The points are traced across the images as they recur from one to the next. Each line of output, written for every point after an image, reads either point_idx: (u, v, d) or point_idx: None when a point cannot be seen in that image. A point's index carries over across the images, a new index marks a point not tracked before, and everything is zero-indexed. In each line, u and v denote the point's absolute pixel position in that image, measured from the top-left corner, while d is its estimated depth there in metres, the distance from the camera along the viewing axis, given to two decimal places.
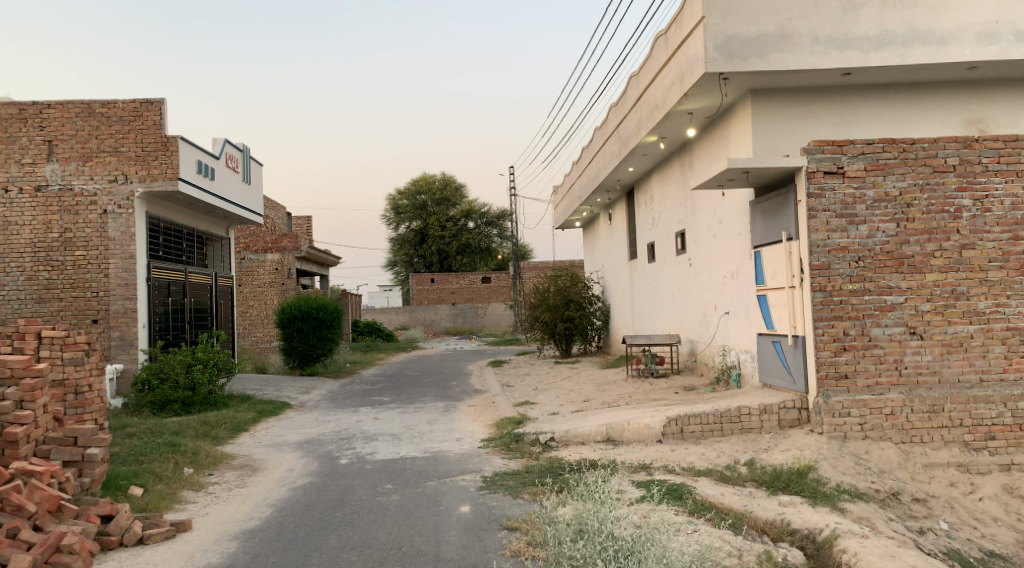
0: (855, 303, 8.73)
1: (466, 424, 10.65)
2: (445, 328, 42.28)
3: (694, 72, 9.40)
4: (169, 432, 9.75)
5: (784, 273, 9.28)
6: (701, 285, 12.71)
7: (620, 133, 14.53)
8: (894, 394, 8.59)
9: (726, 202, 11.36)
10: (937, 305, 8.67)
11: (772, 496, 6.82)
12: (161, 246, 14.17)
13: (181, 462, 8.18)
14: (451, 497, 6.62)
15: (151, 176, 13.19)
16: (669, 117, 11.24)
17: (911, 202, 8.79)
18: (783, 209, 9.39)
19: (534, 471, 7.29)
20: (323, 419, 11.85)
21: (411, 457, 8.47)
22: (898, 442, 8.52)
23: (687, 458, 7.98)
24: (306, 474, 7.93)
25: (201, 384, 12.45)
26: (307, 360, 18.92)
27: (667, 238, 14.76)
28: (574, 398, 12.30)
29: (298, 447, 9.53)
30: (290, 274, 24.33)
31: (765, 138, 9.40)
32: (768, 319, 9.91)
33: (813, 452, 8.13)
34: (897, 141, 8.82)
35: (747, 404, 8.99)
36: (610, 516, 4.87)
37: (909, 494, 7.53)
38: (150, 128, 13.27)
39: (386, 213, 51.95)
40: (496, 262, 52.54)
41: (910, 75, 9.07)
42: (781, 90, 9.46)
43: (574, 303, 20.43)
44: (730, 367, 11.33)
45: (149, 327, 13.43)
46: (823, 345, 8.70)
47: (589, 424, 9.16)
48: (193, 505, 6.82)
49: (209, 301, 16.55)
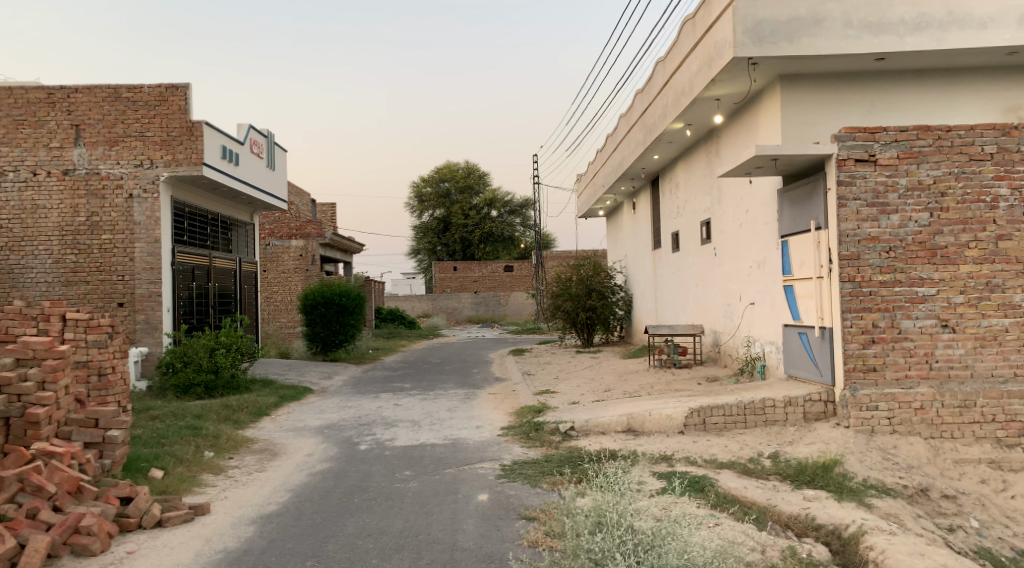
0: (886, 295, 8.51)
1: (486, 412, 10.60)
2: (467, 316, 42.28)
3: (722, 56, 9.19)
4: (192, 415, 9.83)
5: (812, 263, 9.08)
6: (727, 275, 12.50)
7: (645, 120, 14.34)
8: (924, 388, 8.37)
9: (753, 191, 11.13)
10: (970, 297, 8.43)
11: (797, 490, 6.68)
12: (186, 231, 14.29)
13: (202, 446, 8.23)
14: (469, 485, 6.57)
15: (176, 161, 13.27)
16: (696, 103, 11.02)
17: (946, 191, 8.53)
18: (812, 197, 9.17)
19: (554, 460, 7.21)
20: (343, 405, 11.87)
21: (430, 444, 8.44)
22: (927, 437, 8.31)
23: (709, 450, 7.85)
24: (326, 459, 7.94)
25: (224, 367, 12.53)
26: (329, 346, 19.04)
27: (692, 227, 14.55)
28: (595, 387, 12.20)
29: (318, 432, 9.55)
30: (313, 260, 24.45)
31: (794, 125, 9.17)
32: (795, 310, 9.71)
33: (839, 446, 7.96)
34: (931, 128, 8.61)
35: (771, 396, 8.83)
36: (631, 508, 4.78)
37: (938, 490, 7.34)
38: (175, 113, 13.33)
39: (410, 200, 52.08)
40: (519, 251, 52.44)
41: (946, 61, 8.77)
42: (812, 75, 9.21)
43: (596, 293, 20.30)
44: (754, 358, 11.15)
45: (173, 310, 13.55)
46: (851, 337, 8.50)
47: (610, 413, 9.05)
48: (212, 488, 6.86)
49: (233, 286, 16.67)
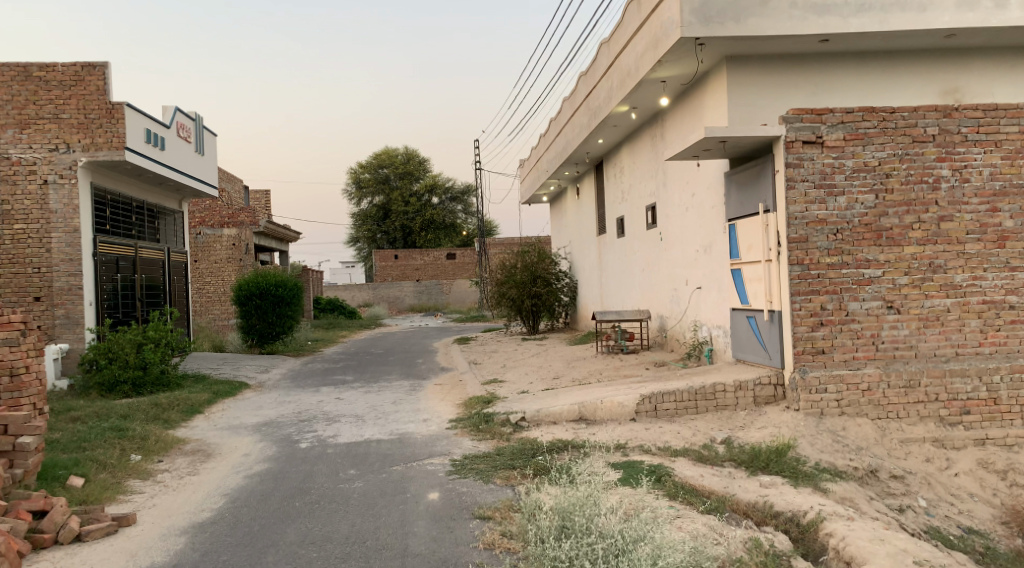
0: (833, 277, 8.53)
1: (434, 404, 10.27)
2: (409, 305, 41.67)
3: (669, 37, 9.01)
4: (117, 416, 9.17)
5: (760, 246, 9.04)
6: (673, 260, 12.44)
7: (589, 103, 14.14)
8: (871, 369, 8.43)
9: (700, 173, 11.05)
10: (914, 278, 8.52)
11: (753, 477, 6.60)
12: (109, 219, 13.42)
13: (128, 449, 7.64)
14: (418, 483, 6.24)
15: (95, 145, 12.38)
16: (642, 85, 10.85)
17: (890, 172, 8.58)
18: (759, 180, 9.13)
19: (507, 453, 6.95)
20: (282, 400, 11.35)
21: (375, 440, 8.07)
22: (874, 418, 8.38)
23: (663, 438, 7.72)
24: (264, 460, 7.46)
25: (153, 363, 11.80)
26: (266, 338, 18.29)
27: (637, 211, 14.47)
28: (543, 375, 12.00)
29: (256, 430, 9.05)
30: (248, 250, 23.52)
31: (741, 107, 9.08)
32: (743, 294, 9.68)
33: (790, 430, 7.96)
34: (876, 110, 8.64)
35: (722, 380, 8.77)
36: (594, 508, 4.53)
37: (887, 471, 7.40)
38: (93, 94, 12.42)
39: (348, 187, 50.94)
40: (461, 238, 51.92)
41: (888, 43, 8.79)
42: (758, 57, 9.12)
43: (541, 279, 20.12)
44: (701, 343, 11.12)
45: (96, 304, 12.72)
46: (800, 320, 8.49)
47: (561, 402, 8.84)
48: (139, 495, 6.32)
49: (162, 277, 15.80)
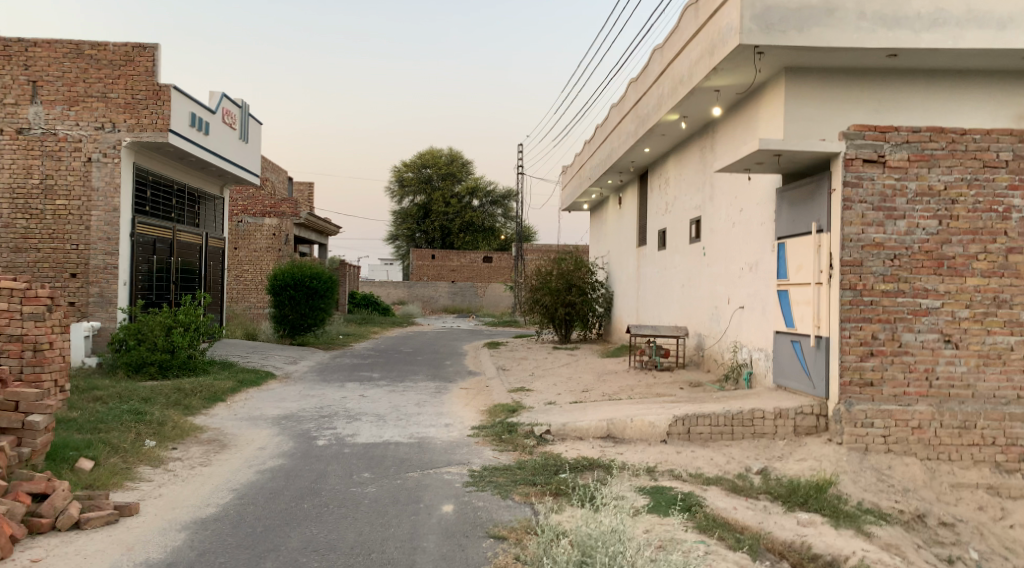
0: (887, 305, 8.01)
1: (458, 409, 9.97)
2: (443, 306, 41.64)
3: (726, 44, 8.61)
4: (138, 398, 9.06)
5: (810, 268, 8.56)
6: (715, 277, 11.97)
7: (637, 111, 13.77)
8: (922, 406, 7.90)
9: (750, 188, 10.57)
10: (976, 312, 7.96)
11: (790, 513, 6.15)
12: (149, 200, 13.46)
13: (143, 434, 7.49)
14: (433, 493, 5.94)
15: (141, 126, 12.40)
16: (694, 94, 10.43)
17: (957, 198, 8.05)
18: (814, 198, 8.66)
19: (528, 467, 6.61)
20: (305, 393, 11.17)
21: (394, 442, 7.79)
22: (923, 458, 7.84)
23: (695, 463, 7.30)
24: (278, 455, 7.24)
25: (180, 347, 11.68)
26: (297, 329, 18.22)
27: (680, 224, 14.02)
28: (572, 386, 11.62)
29: (275, 423, 8.86)
30: (287, 240, 23.60)
31: (798, 121, 8.61)
32: (788, 317, 9.20)
33: (832, 464, 7.47)
34: (946, 131, 8.07)
35: (761, 407, 8.31)
36: (619, 544, 4.15)
37: (935, 517, 6.87)
38: (141, 75, 12.45)
39: (390, 185, 51.16)
40: (498, 242, 51.77)
41: (960, 61, 8.23)
42: (819, 70, 8.65)
43: (576, 288, 19.73)
44: (740, 365, 10.63)
45: (130, 285, 12.72)
46: (849, 348, 8.00)
47: (589, 417, 8.46)
48: (147, 484, 6.13)
49: (198, 262, 15.82)
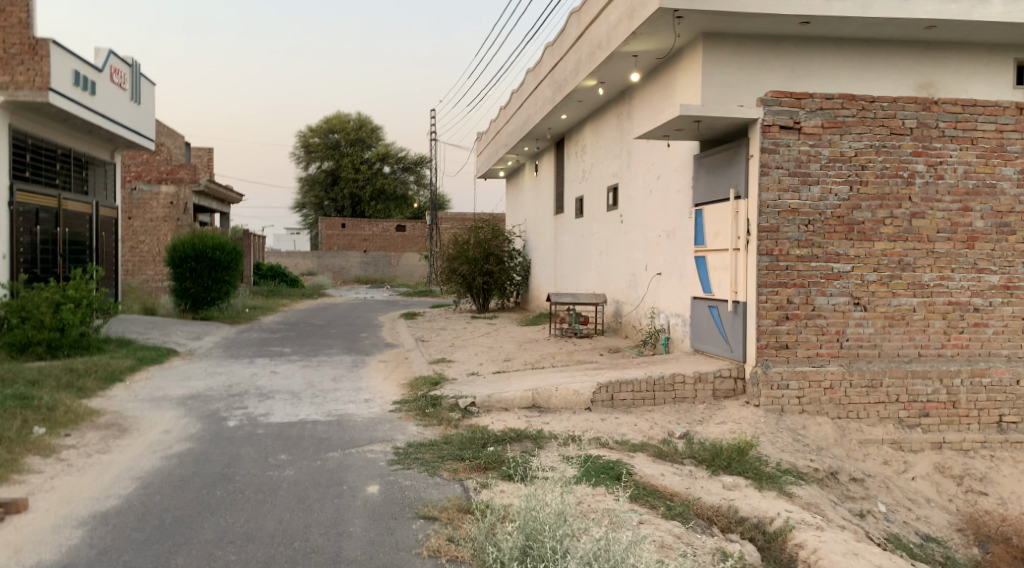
0: (802, 270, 8.22)
1: (377, 383, 9.65)
2: (355, 277, 40.62)
3: (647, 7, 8.47)
4: (24, 382, 8.25)
5: (727, 234, 8.68)
6: (633, 244, 12.03)
7: (554, 76, 13.57)
8: (834, 367, 8.19)
9: (668, 155, 10.60)
10: (883, 275, 8.28)
11: (715, 477, 6.23)
12: (28, 165, 12.25)
13: (30, 420, 6.81)
14: (356, 473, 5.66)
15: (15, 84, 11.21)
16: (612, 58, 10.30)
17: (866, 164, 8.29)
18: (731, 164, 8.74)
19: (455, 442, 6.42)
20: (212, 371, 10.55)
21: (310, 421, 7.42)
22: (834, 417, 8.16)
23: (620, 430, 7.32)
24: (185, 438, 6.74)
25: (71, 325, 10.70)
26: (200, 303, 17.26)
27: (597, 192, 14.01)
28: (493, 356, 11.48)
29: (180, 403, 8.28)
30: (186, 209, 22.25)
31: (715, 87, 8.62)
32: (705, 282, 9.32)
33: (750, 426, 7.66)
34: (856, 99, 8.33)
35: (682, 372, 8.41)
36: (563, 526, 4.02)
37: (846, 473, 7.15)
38: (14, 27, 11.21)
39: (296, 150, 49.21)
40: (411, 211, 50.89)
41: (868, 30, 8.36)
42: (735, 36, 8.65)
43: (493, 257, 19.56)
44: (658, 330, 10.76)
45: (9, 258, 11.59)
46: (766, 313, 8.18)
47: (513, 388, 8.33)
48: (36, 476, 5.55)
49: (88, 233, 14.61)
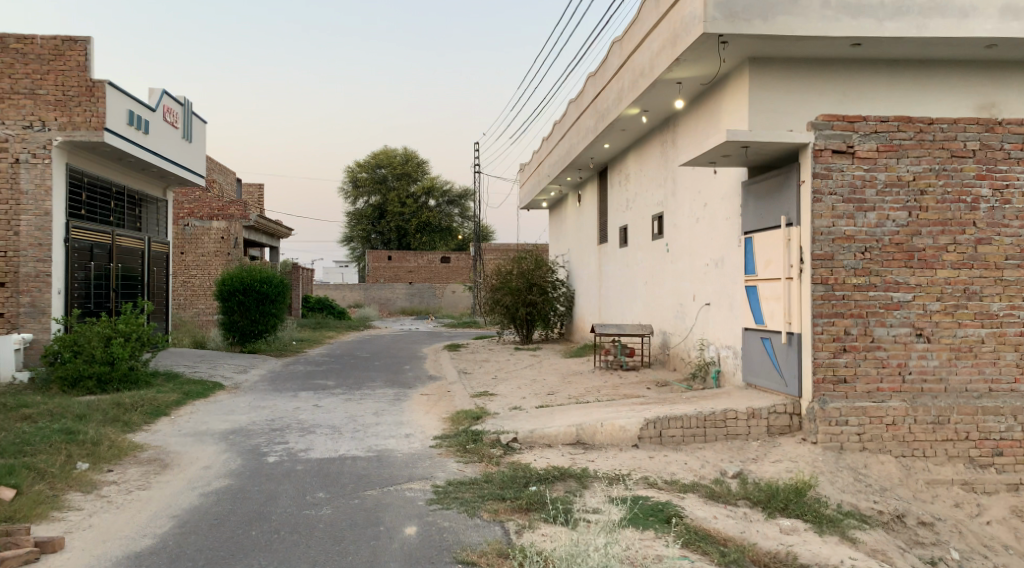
0: (859, 300, 7.84)
1: (418, 417, 9.50)
2: (401, 308, 40.82)
3: (690, 33, 8.32)
4: (72, 416, 8.35)
5: (779, 263, 8.35)
6: (680, 274, 11.74)
7: (596, 105, 13.48)
8: (896, 402, 7.74)
9: (715, 182, 10.33)
10: (947, 305, 7.84)
11: (771, 520, 5.87)
12: (84, 203, 12.62)
13: (74, 455, 6.84)
14: (394, 513, 5.48)
15: (73, 124, 11.60)
16: (655, 86, 10.15)
17: (925, 188, 7.91)
18: (782, 190, 8.44)
19: (495, 481, 6.19)
20: (256, 405, 10.55)
21: (350, 457, 7.29)
22: (898, 456, 7.69)
23: (668, 469, 7.00)
24: (225, 475, 6.67)
25: (121, 359, 10.85)
26: (248, 336, 17.47)
27: (642, 221, 13.77)
28: (536, 390, 11.24)
29: (222, 438, 8.26)
30: (236, 243, 22.72)
31: (762, 112, 8.37)
32: (757, 313, 8.97)
33: (808, 465, 7.25)
34: (913, 121, 7.99)
35: (733, 407, 8.05)
36: None
37: (914, 516, 6.66)
38: (73, 70, 11.64)
39: (344, 185, 50.19)
40: (456, 242, 51.19)
41: (923, 50, 8.04)
42: (783, 60, 8.42)
43: (537, 288, 19.39)
44: (708, 363, 10.41)
45: (64, 293, 11.90)
46: (822, 345, 7.80)
47: (557, 423, 8.08)
48: (76, 513, 5.52)
49: (140, 268, 14.95)
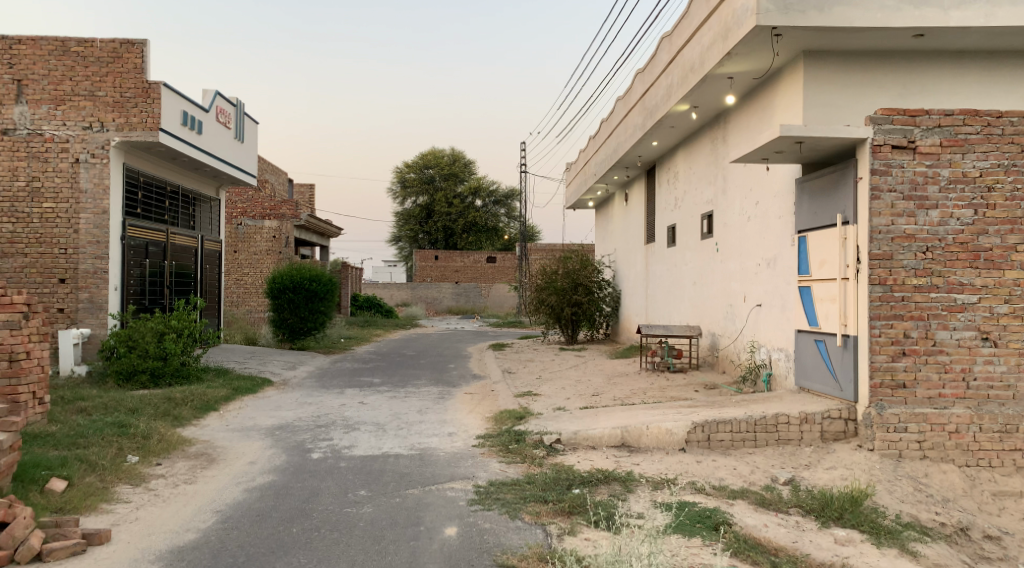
0: (920, 301, 7.48)
1: (462, 416, 9.46)
2: (447, 307, 41.02)
3: (742, 27, 8.08)
4: (125, 410, 8.55)
5: (834, 263, 8.03)
6: (729, 274, 11.45)
7: (644, 102, 13.28)
8: (959, 409, 7.37)
9: (767, 179, 10.04)
10: (1015, 308, 7.43)
11: (825, 530, 5.62)
12: (140, 202, 12.97)
13: (125, 448, 6.99)
14: (434, 513, 5.43)
15: (130, 125, 11.92)
16: (706, 81, 9.91)
17: (993, 185, 7.51)
18: (838, 187, 8.12)
19: (538, 482, 6.08)
20: (303, 401, 10.65)
21: (393, 455, 7.28)
22: (961, 465, 7.31)
23: (716, 474, 6.78)
24: (269, 470, 6.72)
25: (173, 354, 11.10)
26: (297, 334, 17.72)
27: (691, 220, 13.51)
28: (581, 390, 11.09)
29: (268, 434, 8.35)
30: (287, 242, 23.12)
31: (818, 107, 8.09)
32: (810, 314, 8.66)
33: (864, 473, 6.95)
34: (980, 114, 7.55)
35: (785, 412, 7.78)
36: None
37: (979, 529, 6.29)
38: (130, 72, 11.96)
39: (393, 186, 50.75)
40: (502, 242, 51.22)
41: (990, 42, 7.64)
42: (839, 53, 8.11)
43: (583, 287, 19.22)
44: (758, 366, 10.11)
45: (121, 290, 12.24)
46: (879, 348, 7.48)
47: (602, 425, 7.93)
48: (123, 506, 5.62)
49: (193, 265, 15.31)
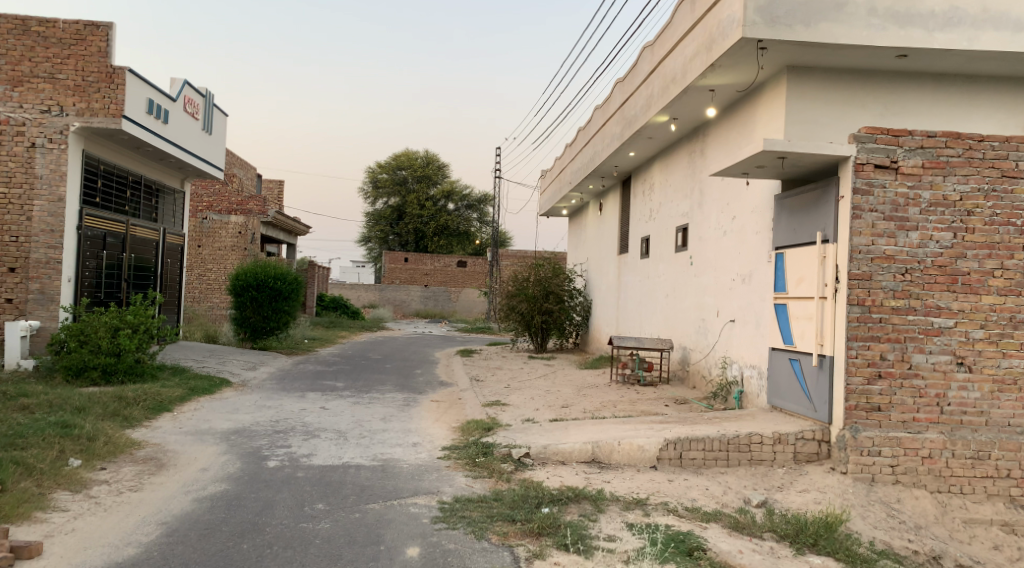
0: (897, 323, 7.40)
1: (428, 425, 9.16)
2: (415, 310, 40.65)
3: (727, 38, 7.95)
4: (71, 408, 8.09)
5: (813, 281, 7.92)
6: (703, 287, 11.34)
7: (623, 112, 13.15)
8: (933, 434, 7.29)
9: (745, 194, 9.95)
10: (991, 333, 7.38)
11: (800, 556, 5.45)
12: (99, 191, 12.43)
13: (68, 450, 6.57)
14: (395, 532, 5.12)
15: (91, 110, 11.41)
16: (687, 93, 9.79)
17: (972, 209, 7.47)
18: (818, 205, 8.02)
19: (506, 500, 5.82)
20: (262, 405, 10.24)
21: (354, 465, 6.96)
22: (933, 491, 7.24)
23: (689, 495, 6.59)
24: (222, 479, 6.35)
25: (127, 351, 10.58)
26: (259, 333, 17.22)
27: (665, 232, 13.40)
28: (550, 401, 10.85)
29: (223, 438, 7.96)
30: (253, 239, 22.54)
31: (799, 123, 7.99)
32: (786, 332, 8.55)
33: (838, 498, 6.82)
34: (962, 137, 7.50)
35: (759, 431, 7.63)
36: None
37: (952, 558, 6.17)
38: (93, 55, 11.46)
39: (364, 185, 50.23)
40: (473, 247, 50.88)
41: (971, 66, 7.62)
42: (823, 69, 8.03)
43: (554, 296, 19.01)
44: (730, 383, 9.98)
45: (74, 281, 11.70)
46: (855, 370, 7.37)
47: (572, 439, 7.70)
48: (60, 515, 5.22)
49: (153, 259, 14.75)
